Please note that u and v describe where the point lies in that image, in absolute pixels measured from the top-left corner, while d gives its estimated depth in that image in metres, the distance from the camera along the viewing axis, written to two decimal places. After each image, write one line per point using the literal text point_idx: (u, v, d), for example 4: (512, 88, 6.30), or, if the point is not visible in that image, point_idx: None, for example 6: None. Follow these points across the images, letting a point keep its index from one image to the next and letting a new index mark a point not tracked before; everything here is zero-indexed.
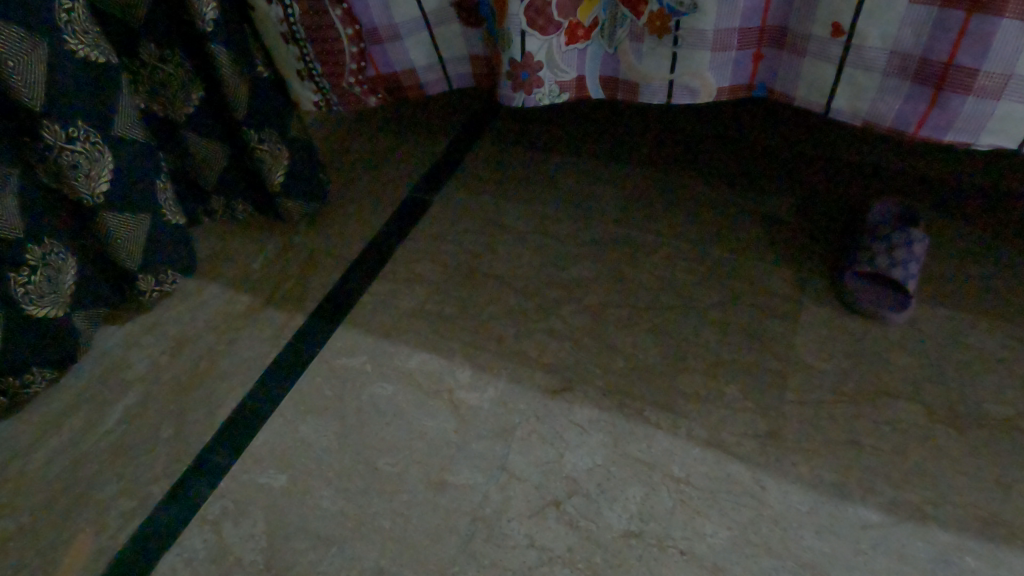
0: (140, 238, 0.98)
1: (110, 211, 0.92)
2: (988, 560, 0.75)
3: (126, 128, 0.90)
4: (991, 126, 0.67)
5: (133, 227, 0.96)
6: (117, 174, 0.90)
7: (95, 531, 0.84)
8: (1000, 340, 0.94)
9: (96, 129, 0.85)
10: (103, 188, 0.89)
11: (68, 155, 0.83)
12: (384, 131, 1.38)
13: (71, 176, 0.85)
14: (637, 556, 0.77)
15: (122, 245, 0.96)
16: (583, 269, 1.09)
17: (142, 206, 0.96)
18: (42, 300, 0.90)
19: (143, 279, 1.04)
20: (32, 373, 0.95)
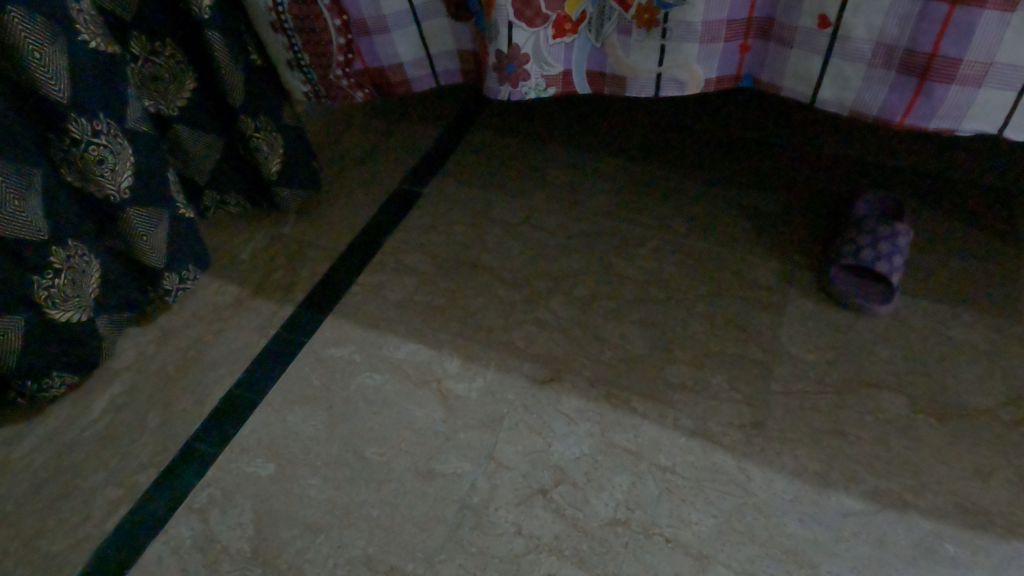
0: (162, 234, 0.97)
1: (133, 206, 0.91)
2: (967, 547, 0.76)
3: (137, 121, 0.88)
4: (972, 112, 0.69)
5: (155, 222, 0.95)
6: (137, 168, 0.90)
7: (82, 519, 0.84)
8: (982, 332, 0.95)
9: (115, 123, 0.84)
10: (126, 182, 0.89)
11: (94, 150, 0.83)
12: (374, 122, 1.38)
13: (99, 172, 0.84)
14: (623, 544, 0.78)
15: (145, 244, 0.95)
16: (572, 261, 1.09)
17: (159, 200, 0.95)
18: (65, 304, 0.88)
19: (167, 278, 1.02)
20: (51, 377, 0.93)
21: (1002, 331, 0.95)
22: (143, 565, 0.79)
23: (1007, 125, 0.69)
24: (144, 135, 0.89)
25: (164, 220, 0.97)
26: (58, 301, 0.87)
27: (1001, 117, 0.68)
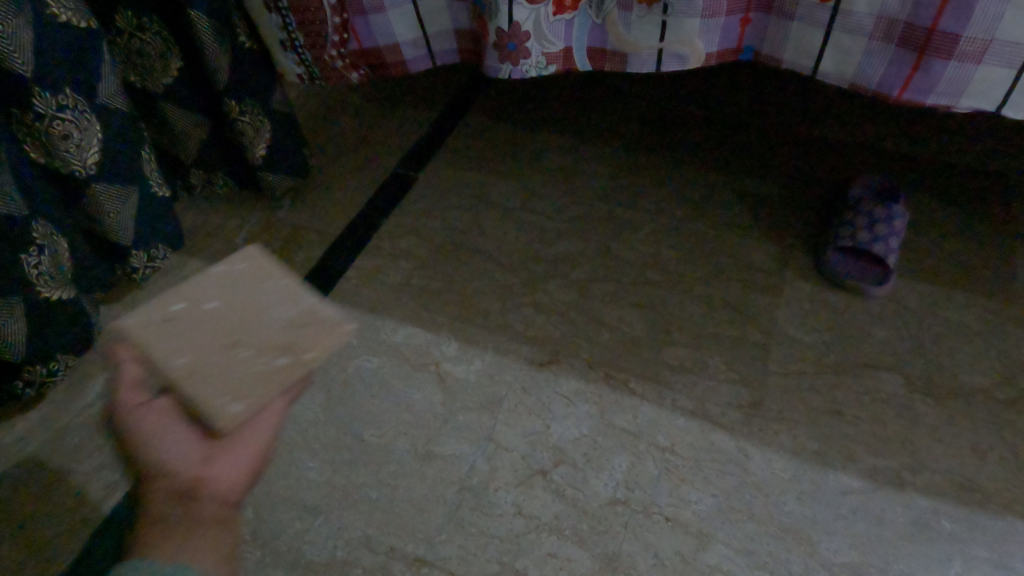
0: (129, 212, 0.96)
1: (98, 182, 0.89)
2: (964, 524, 0.77)
3: (111, 96, 0.87)
4: (970, 89, 0.69)
5: (122, 200, 0.94)
6: (106, 144, 0.88)
7: (78, 503, 0.83)
8: (977, 312, 0.96)
9: (83, 97, 0.82)
10: (92, 158, 0.87)
11: (58, 124, 0.81)
12: (366, 107, 1.36)
13: (61, 146, 0.82)
14: (622, 523, 0.78)
15: (112, 220, 0.94)
16: (569, 244, 1.09)
17: (128, 178, 0.93)
18: (52, 282, 0.86)
19: (135, 255, 1.01)
20: (57, 360, 0.91)
21: (997, 312, 0.95)
22: None
23: (1005, 104, 0.69)
24: (118, 111, 0.88)
25: (133, 197, 0.95)
26: (46, 283, 0.85)
27: (998, 95, 0.68)
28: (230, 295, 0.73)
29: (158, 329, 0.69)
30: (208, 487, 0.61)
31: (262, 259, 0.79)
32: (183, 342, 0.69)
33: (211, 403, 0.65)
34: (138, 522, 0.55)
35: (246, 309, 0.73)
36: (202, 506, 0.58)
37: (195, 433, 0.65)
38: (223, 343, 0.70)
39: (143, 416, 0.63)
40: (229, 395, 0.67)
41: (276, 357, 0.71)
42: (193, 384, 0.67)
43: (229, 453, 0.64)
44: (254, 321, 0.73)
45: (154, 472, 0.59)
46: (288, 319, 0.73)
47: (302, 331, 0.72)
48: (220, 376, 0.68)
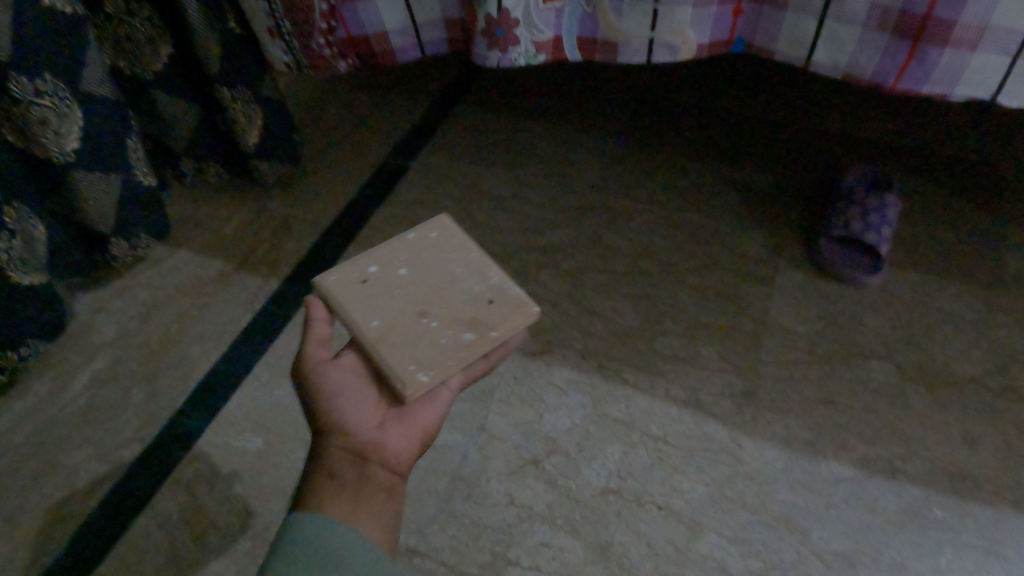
0: (112, 199, 0.94)
1: (80, 169, 0.88)
2: (955, 512, 0.77)
3: (94, 82, 0.85)
4: (966, 78, 0.68)
5: (105, 188, 0.92)
6: (88, 131, 0.86)
7: (64, 495, 0.82)
8: (969, 301, 0.96)
9: (63, 83, 0.81)
10: (72, 145, 0.85)
11: (36, 110, 0.79)
12: (358, 97, 1.35)
13: (39, 132, 0.81)
14: (615, 512, 0.78)
15: (93, 208, 0.93)
16: (562, 234, 1.08)
17: (111, 165, 0.92)
18: (23, 266, 0.85)
19: (115, 244, 1.00)
20: (28, 345, 0.90)
21: (988, 301, 0.96)
22: (129, 540, 0.78)
23: (1000, 91, 0.69)
24: (101, 97, 0.87)
25: (116, 185, 0.94)
26: (19, 267, 0.85)
27: (993, 82, 0.68)
28: (440, 262, 0.68)
29: (358, 294, 0.65)
30: (382, 459, 0.55)
31: (460, 231, 0.71)
32: (376, 308, 0.64)
33: (399, 369, 0.59)
34: (308, 487, 0.51)
35: (448, 288, 0.66)
36: (375, 474, 0.53)
37: (383, 392, 0.61)
38: (410, 321, 0.63)
39: (351, 370, 0.61)
40: (420, 366, 0.60)
41: (456, 336, 0.62)
42: (381, 354, 0.60)
43: (418, 415, 0.59)
44: (439, 296, 0.65)
45: (337, 428, 0.56)
46: (474, 295, 0.65)
47: (488, 307, 0.64)
48: (416, 344, 0.61)
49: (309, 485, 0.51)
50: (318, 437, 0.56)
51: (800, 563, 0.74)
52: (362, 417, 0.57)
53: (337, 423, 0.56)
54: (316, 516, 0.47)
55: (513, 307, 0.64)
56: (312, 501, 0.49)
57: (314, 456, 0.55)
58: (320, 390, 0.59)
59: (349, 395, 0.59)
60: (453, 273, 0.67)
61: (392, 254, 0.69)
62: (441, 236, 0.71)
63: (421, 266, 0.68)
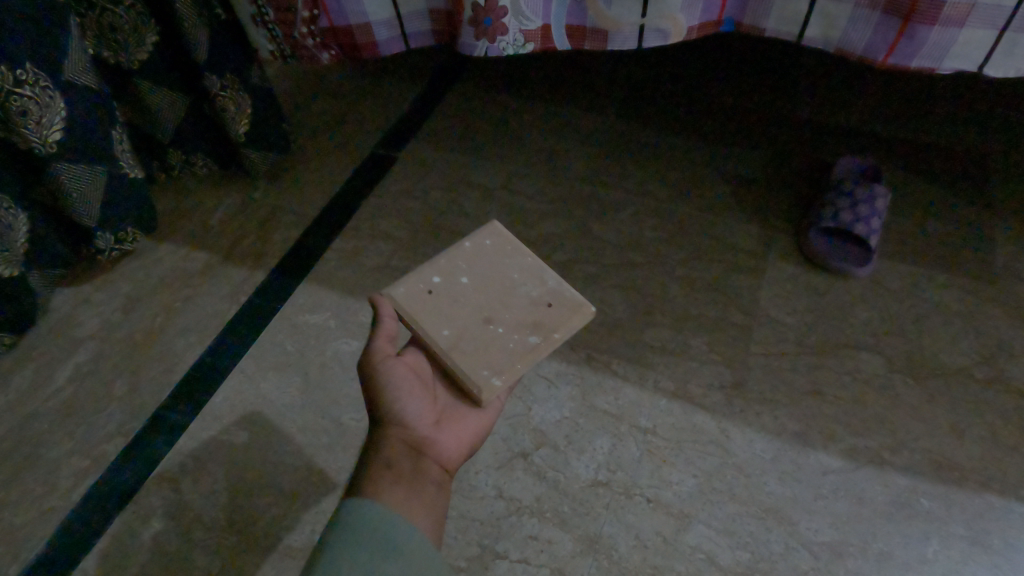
0: (97, 190, 0.92)
1: (62, 161, 0.85)
2: (942, 502, 0.77)
3: (78, 71, 0.83)
4: (953, 51, 0.68)
5: (89, 181, 0.90)
6: (71, 123, 0.84)
7: (46, 490, 0.81)
8: (957, 293, 0.96)
9: (44, 72, 0.79)
10: (56, 136, 0.83)
11: (16, 100, 0.77)
12: (345, 85, 1.33)
13: (20, 123, 0.78)
14: (604, 504, 0.78)
15: (78, 200, 0.90)
16: (551, 225, 1.07)
17: (95, 158, 0.89)
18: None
19: (100, 237, 0.98)
20: None
21: (977, 292, 0.96)
22: (112, 536, 0.77)
23: (986, 64, 0.69)
24: (85, 88, 0.85)
25: (101, 176, 0.92)
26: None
27: (981, 55, 0.68)
28: (498, 269, 0.66)
29: (424, 306, 0.63)
30: (436, 456, 0.57)
31: (514, 237, 0.69)
32: (444, 316, 0.62)
33: (472, 375, 0.59)
34: (368, 475, 0.53)
35: (509, 293, 0.64)
36: (427, 469, 0.56)
37: (441, 387, 0.63)
38: (476, 328, 0.62)
39: (415, 364, 0.62)
40: (493, 369, 0.60)
41: (525, 340, 0.61)
42: (454, 359, 0.60)
43: (469, 417, 0.62)
44: (502, 303, 0.64)
45: (396, 423, 0.58)
46: (534, 299, 0.64)
47: (552, 310, 0.63)
48: (488, 348, 0.61)
49: (366, 475, 0.53)
50: (377, 426, 0.58)
51: (788, 554, 0.74)
52: (421, 413, 0.59)
53: (397, 417, 0.58)
54: (371, 505, 0.49)
55: (572, 310, 0.63)
56: (366, 489, 0.51)
57: (373, 446, 0.57)
58: (384, 380, 0.59)
59: (410, 388, 0.60)
60: (510, 278, 0.65)
61: (451, 262, 0.66)
62: (496, 243, 0.68)
63: (480, 274, 0.66)
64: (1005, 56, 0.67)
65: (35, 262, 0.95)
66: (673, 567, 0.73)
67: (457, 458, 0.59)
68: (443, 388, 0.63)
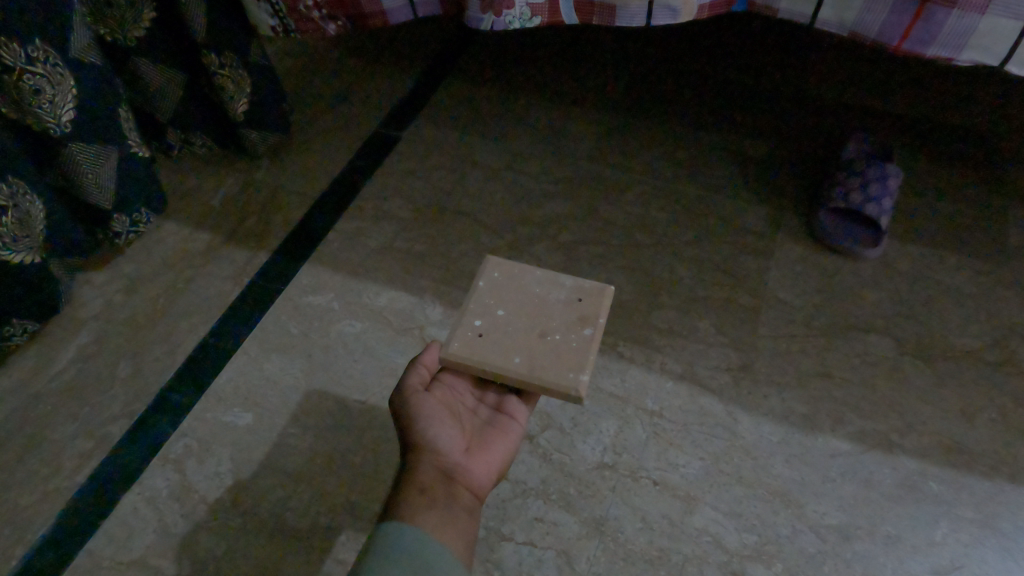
0: (109, 172, 0.91)
1: (74, 142, 0.84)
2: (951, 485, 0.76)
3: (84, 50, 0.81)
4: (973, 41, 0.66)
5: (101, 160, 0.89)
6: (80, 101, 0.83)
7: (51, 472, 0.81)
8: (968, 275, 0.94)
9: (54, 50, 0.77)
10: (69, 115, 0.82)
11: (29, 80, 0.75)
12: (348, 63, 1.31)
13: (34, 103, 0.77)
14: (610, 487, 0.77)
15: (89, 183, 0.89)
16: (557, 205, 1.06)
17: (105, 138, 0.88)
18: (18, 246, 0.82)
19: (116, 220, 0.97)
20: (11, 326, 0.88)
21: (989, 274, 0.94)
22: (118, 516, 0.77)
23: (1010, 60, 0.66)
24: (92, 66, 0.83)
25: (113, 157, 0.91)
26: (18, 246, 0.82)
27: (1002, 51, 0.66)
28: (521, 290, 0.66)
29: (484, 349, 0.62)
30: (468, 482, 0.57)
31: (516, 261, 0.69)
32: (506, 348, 0.63)
33: (562, 382, 0.60)
34: (403, 498, 0.52)
35: (542, 305, 0.65)
36: (461, 494, 0.55)
37: (469, 415, 0.63)
38: (535, 344, 0.63)
39: (444, 395, 0.63)
40: (574, 368, 0.61)
41: (583, 335, 0.63)
42: (539, 378, 0.60)
43: (499, 441, 0.61)
44: (543, 316, 0.65)
45: (430, 449, 0.57)
46: (565, 300, 0.66)
47: (586, 303, 0.65)
48: (559, 355, 0.62)
49: (401, 499, 0.53)
50: (409, 453, 0.58)
51: (795, 537, 0.74)
52: (452, 440, 0.59)
53: (430, 444, 0.58)
54: (409, 530, 0.48)
55: (600, 294, 0.66)
56: (401, 512, 0.51)
57: (406, 472, 0.56)
58: (416, 410, 0.59)
59: (441, 416, 0.60)
60: (535, 293, 0.66)
61: (480, 303, 0.66)
62: (504, 271, 0.68)
63: (511, 303, 0.66)
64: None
65: (57, 252, 0.93)
66: (680, 550, 0.73)
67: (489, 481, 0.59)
68: (470, 416, 0.63)
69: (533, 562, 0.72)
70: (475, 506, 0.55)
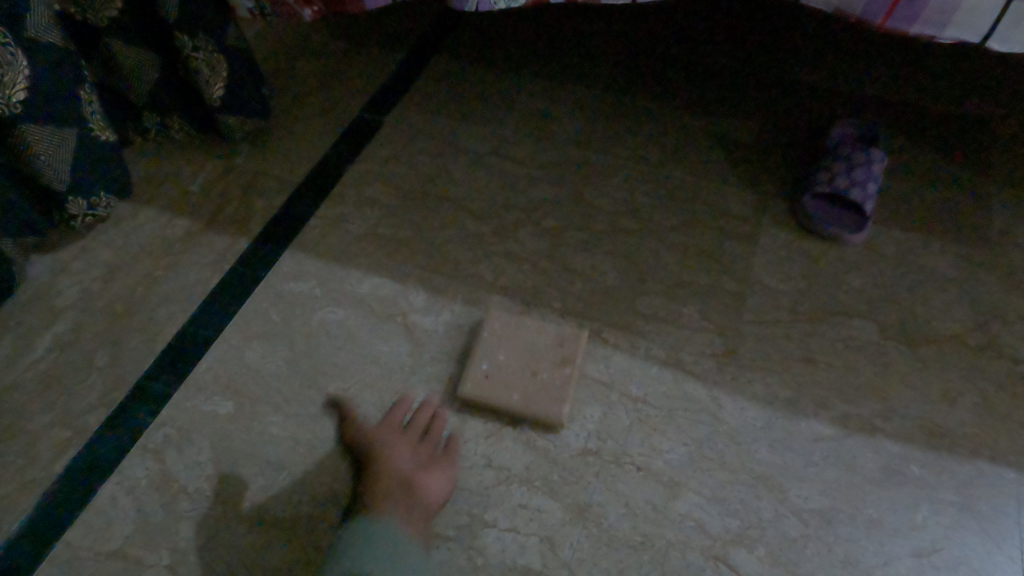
0: (66, 156, 0.89)
1: (33, 124, 0.83)
2: (932, 469, 0.77)
3: (41, 29, 0.81)
4: (957, 18, 0.68)
5: (56, 142, 0.87)
6: (35, 83, 0.81)
7: (27, 462, 0.79)
8: (951, 260, 0.95)
9: (5, 30, 0.76)
10: (20, 96, 0.80)
11: None
12: (329, 46, 1.28)
13: None
14: (594, 473, 0.77)
15: (45, 165, 0.87)
16: (542, 191, 1.05)
17: (61, 118, 0.86)
18: None
19: (72, 202, 0.95)
20: None
21: (972, 260, 0.95)
22: (96, 507, 0.76)
23: (991, 35, 0.68)
24: (51, 46, 0.82)
25: (71, 141, 0.89)
26: None
27: (985, 26, 0.68)
28: None
29: None
30: None
31: None
32: None
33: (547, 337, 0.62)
34: (373, 490, 0.70)
35: None
36: None
37: (423, 459, 0.75)
38: None
39: (396, 431, 0.77)
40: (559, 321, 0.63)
41: None
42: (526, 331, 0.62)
43: None
44: None
45: None
46: None
47: None
48: None
49: None
50: None
51: (777, 521, 0.74)
52: None
53: None
54: None
55: None
56: None
57: None
58: None
59: (392, 448, 0.75)
60: None
61: None
62: None
63: None
64: (1010, 27, 0.67)
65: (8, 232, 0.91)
66: (663, 535, 0.73)
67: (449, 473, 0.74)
68: (420, 457, 0.75)
69: (517, 549, 0.72)
70: (437, 484, 0.72)
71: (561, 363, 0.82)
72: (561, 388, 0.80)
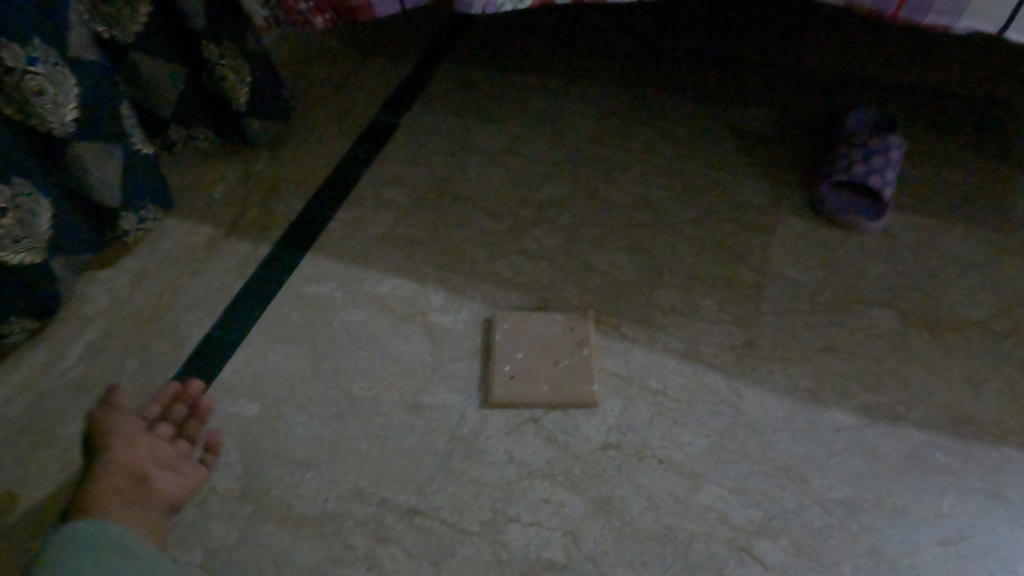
0: (115, 170, 0.92)
1: (84, 139, 0.86)
2: (959, 456, 0.76)
3: (80, 47, 0.83)
4: (972, 8, 0.71)
5: (103, 158, 0.90)
6: (81, 99, 0.84)
7: (63, 467, 0.82)
8: (974, 245, 0.94)
9: (53, 49, 0.78)
10: (72, 115, 0.82)
11: (32, 79, 0.76)
12: (342, 51, 1.30)
13: (39, 105, 0.78)
14: (615, 466, 0.78)
15: (96, 181, 0.90)
16: (557, 187, 1.05)
17: (108, 133, 0.89)
18: (20, 246, 0.83)
19: (124, 217, 0.97)
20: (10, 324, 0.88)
21: (994, 244, 0.93)
22: None
23: (1008, 26, 0.71)
24: (88, 62, 0.84)
25: (117, 155, 0.92)
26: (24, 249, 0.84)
27: (1002, 17, 0.71)
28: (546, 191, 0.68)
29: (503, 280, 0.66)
30: None
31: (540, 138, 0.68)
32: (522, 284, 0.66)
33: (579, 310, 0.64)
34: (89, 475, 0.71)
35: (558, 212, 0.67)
36: None
37: (163, 463, 0.76)
38: None
39: (136, 426, 0.78)
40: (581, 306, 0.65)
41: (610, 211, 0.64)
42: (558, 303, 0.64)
43: None
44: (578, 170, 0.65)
45: None
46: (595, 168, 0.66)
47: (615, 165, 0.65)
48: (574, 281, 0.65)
49: None
50: None
51: (802, 511, 0.74)
52: None
53: None
54: None
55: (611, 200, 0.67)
56: None
57: None
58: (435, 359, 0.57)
59: (133, 440, 0.76)
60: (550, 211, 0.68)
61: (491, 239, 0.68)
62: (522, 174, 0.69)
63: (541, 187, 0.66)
64: None
65: (60, 251, 0.92)
66: (687, 527, 0.73)
67: (181, 485, 0.76)
68: (155, 461, 0.76)
69: (542, 543, 0.73)
70: (164, 493, 0.74)
71: (578, 345, 0.86)
72: (585, 371, 0.84)
